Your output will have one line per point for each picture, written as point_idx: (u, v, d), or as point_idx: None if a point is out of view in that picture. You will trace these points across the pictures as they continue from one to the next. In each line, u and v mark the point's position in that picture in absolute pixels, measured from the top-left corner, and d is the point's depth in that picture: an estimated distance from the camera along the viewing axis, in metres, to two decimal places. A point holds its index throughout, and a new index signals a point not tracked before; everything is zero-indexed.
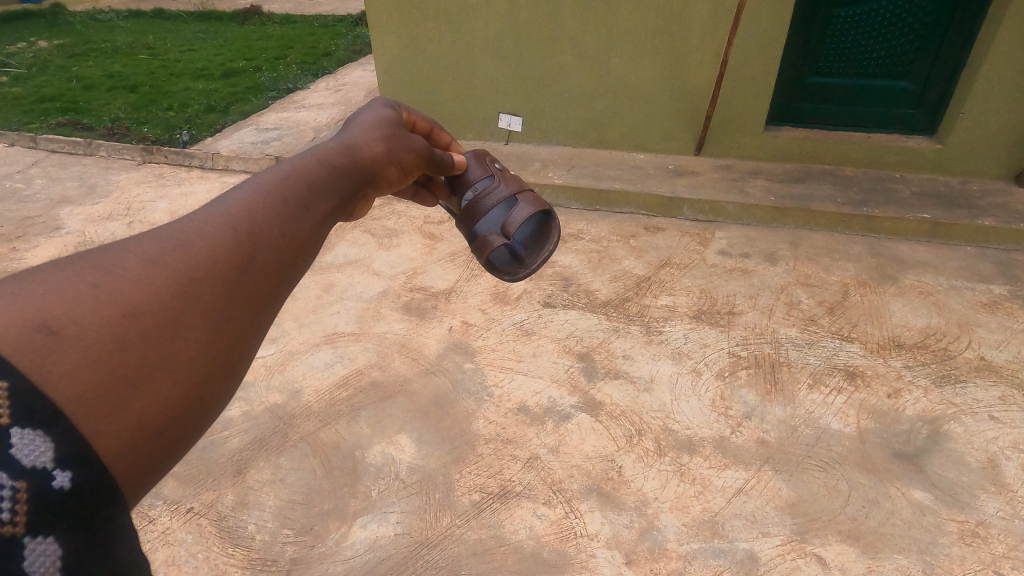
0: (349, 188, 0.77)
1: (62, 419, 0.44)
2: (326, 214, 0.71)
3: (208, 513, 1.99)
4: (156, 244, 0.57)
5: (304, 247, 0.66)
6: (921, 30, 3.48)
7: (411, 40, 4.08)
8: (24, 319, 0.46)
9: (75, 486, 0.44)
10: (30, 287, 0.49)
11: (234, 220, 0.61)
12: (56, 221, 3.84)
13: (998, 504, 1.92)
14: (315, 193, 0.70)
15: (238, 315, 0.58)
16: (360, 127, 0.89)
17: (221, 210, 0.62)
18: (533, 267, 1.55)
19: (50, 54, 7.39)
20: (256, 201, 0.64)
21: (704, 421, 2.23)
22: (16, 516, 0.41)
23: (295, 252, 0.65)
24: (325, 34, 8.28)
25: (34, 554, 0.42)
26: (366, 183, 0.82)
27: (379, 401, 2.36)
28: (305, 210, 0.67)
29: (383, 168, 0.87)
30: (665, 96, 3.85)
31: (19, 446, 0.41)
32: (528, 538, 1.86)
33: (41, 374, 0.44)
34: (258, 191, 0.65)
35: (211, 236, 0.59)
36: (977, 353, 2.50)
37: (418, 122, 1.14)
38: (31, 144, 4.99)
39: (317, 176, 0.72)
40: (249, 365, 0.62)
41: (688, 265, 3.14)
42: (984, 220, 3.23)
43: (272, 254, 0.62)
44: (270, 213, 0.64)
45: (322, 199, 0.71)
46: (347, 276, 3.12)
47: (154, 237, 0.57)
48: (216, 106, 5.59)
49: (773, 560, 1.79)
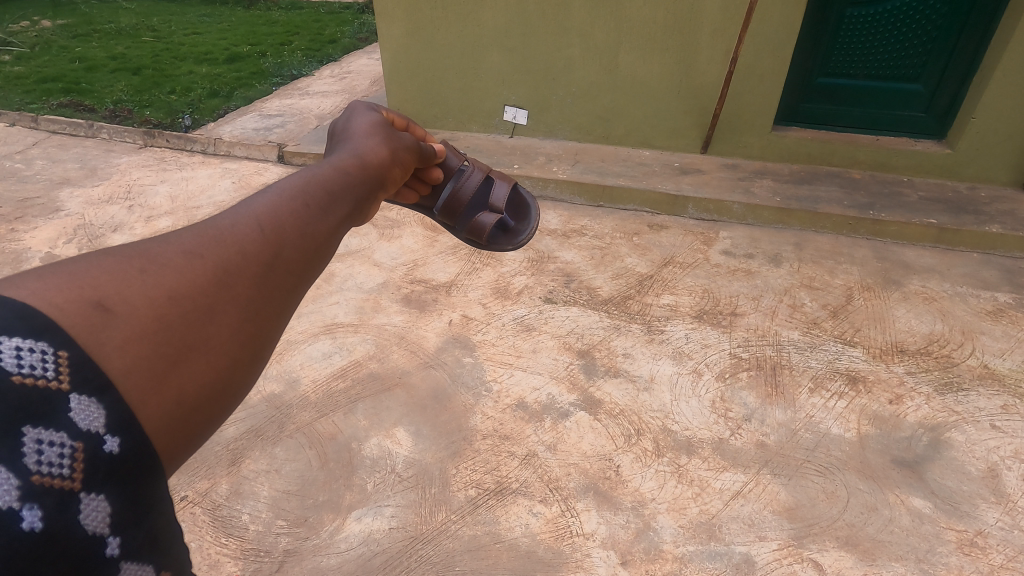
0: (364, 193, 0.76)
1: (112, 389, 0.45)
2: (345, 216, 0.70)
3: (202, 501, 1.98)
4: (193, 238, 0.56)
5: (325, 247, 0.65)
6: (936, 32, 3.42)
7: (418, 28, 4.02)
8: (80, 295, 0.46)
9: (124, 451, 0.44)
10: (81, 266, 0.49)
11: (262, 218, 0.60)
12: (55, 203, 3.81)
13: (997, 514, 1.90)
14: (335, 195, 0.69)
15: (267, 304, 0.57)
16: (360, 134, 0.87)
17: (251, 209, 0.61)
18: (527, 234, 1.59)
19: (52, 34, 7.32)
20: (283, 201, 0.63)
21: (704, 422, 2.21)
22: (74, 472, 0.42)
23: (316, 250, 0.63)
24: (331, 21, 8.23)
25: (88, 509, 0.42)
26: (378, 187, 0.81)
27: (377, 393, 2.35)
28: (326, 212, 0.66)
29: (389, 171, 0.85)
30: (673, 92, 3.81)
31: (76, 410, 0.42)
32: (524, 536, 1.85)
33: (97, 346, 0.45)
34: (284, 192, 0.65)
35: (243, 231, 0.58)
36: (980, 361, 2.48)
37: (395, 119, 1.10)
38: (33, 124, 4.96)
39: (335, 181, 0.71)
40: (272, 356, 0.60)
41: (691, 265, 3.11)
42: (991, 227, 3.20)
43: (299, 252, 0.61)
44: (295, 211, 0.63)
45: (342, 203, 0.70)
46: (348, 266, 3.10)
47: (191, 230, 0.57)
48: (220, 90, 5.54)
49: (769, 564, 1.78)
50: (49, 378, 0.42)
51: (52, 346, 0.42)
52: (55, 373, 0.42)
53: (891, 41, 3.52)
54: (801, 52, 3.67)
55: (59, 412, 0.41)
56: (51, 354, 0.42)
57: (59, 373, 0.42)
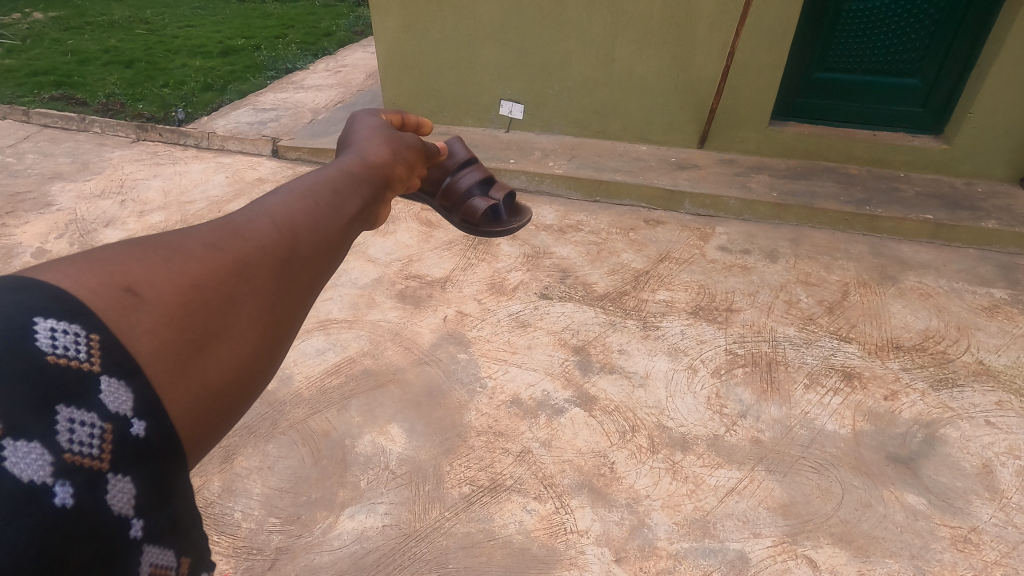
0: (377, 189, 0.75)
1: (140, 373, 0.46)
2: (361, 212, 0.70)
3: (194, 499, 1.96)
4: (215, 229, 0.58)
5: (342, 240, 0.65)
6: (934, 26, 3.41)
7: (414, 22, 3.99)
8: (111, 280, 0.48)
9: (149, 434, 0.46)
10: (110, 254, 0.51)
11: (282, 211, 0.61)
12: (47, 197, 3.77)
13: (991, 510, 1.90)
14: (350, 191, 0.69)
15: (287, 296, 0.58)
16: (371, 132, 0.86)
17: (271, 203, 0.62)
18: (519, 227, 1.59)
19: (44, 26, 7.24)
20: (301, 196, 0.64)
21: (699, 419, 2.21)
22: (103, 452, 0.44)
23: (334, 245, 0.64)
24: (326, 14, 8.16)
25: (115, 490, 0.44)
26: (392, 186, 0.80)
27: (371, 389, 2.34)
28: (343, 206, 0.67)
29: (400, 165, 0.84)
30: (670, 87, 3.79)
31: (106, 392, 0.44)
32: (518, 533, 1.84)
33: (126, 330, 0.47)
34: (302, 187, 0.65)
35: (263, 224, 0.59)
36: (975, 357, 2.48)
37: (394, 117, 1.06)
38: (24, 117, 4.91)
39: (350, 177, 0.71)
40: (292, 348, 0.61)
41: (687, 260, 3.10)
42: (987, 222, 3.20)
43: (317, 246, 0.62)
44: (314, 206, 0.64)
45: (358, 198, 0.70)
46: (342, 261, 3.08)
47: (213, 223, 0.58)
48: (213, 84, 5.48)
49: (763, 561, 1.78)
50: (82, 359, 0.44)
51: (85, 328, 0.45)
52: (87, 355, 0.44)
53: (889, 36, 3.50)
54: (798, 46, 3.65)
55: (91, 393, 0.43)
56: (83, 336, 0.44)
57: (91, 355, 0.44)
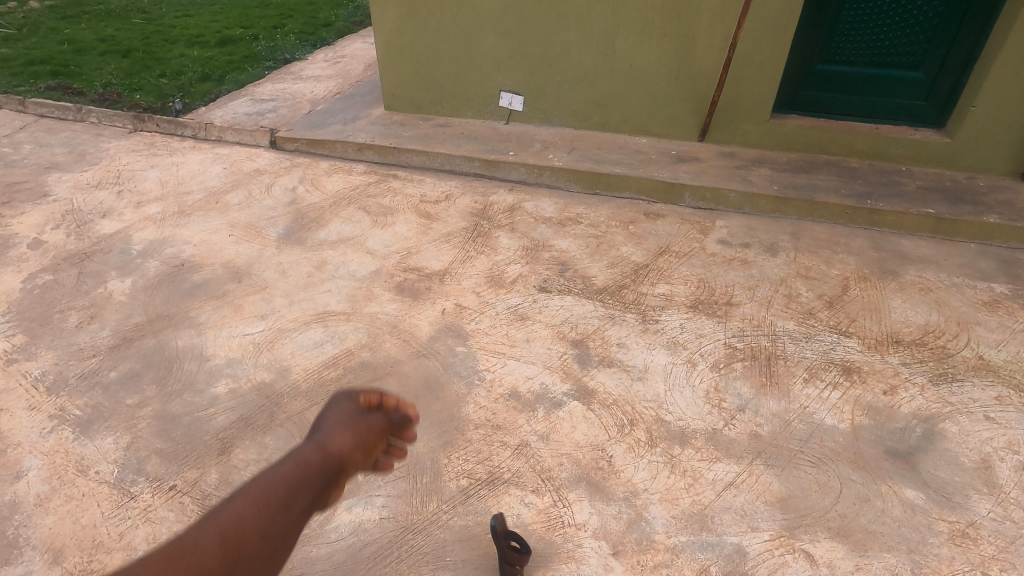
0: (330, 481, 0.86)
1: None
2: (304, 512, 0.81)
3: (191, 491, 1.96)
4: (166, 553, 0.70)
5: (283, 542, 0.78)
6: (937, 19, 3.38)
7: (413, 11, 3.96)
8: None
9: None
10: None
11: (227, 535, 0.73)
12: (43, 188, 3.75)
13: (989, 505, 1.90)
14: (295, 495, 0.80)
15: None
16: (344, 401, 0.96)
17: (219, 524, 0.74)
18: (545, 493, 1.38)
19: (41, 15, 7.17)
20: (248, 512, 0.76)
21: (697, 412, 2.20)
22: None
23: (270, 557, 0.76)
24: (325, 4, 8.08)
25: None
26: (350, 467, 0.90)
27: (368, 382, 2.33)
28: (285, 515, 0.78)
29: (370, 440, 0.93)
30: (671, 79, 3.76)
31: None
32: (515, 526, 1.84)
33: None
34: (249, 498, 0.77)
35: (208, 551, 0.71)
36: (976, 352, 2.47)
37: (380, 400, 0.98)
38: (20, 107, 4.88)
39: (300, 478, 0.82)
40: None
41: (687, 254, 3.09)
42: (989, 217, 3.18)
43: (253, 561, 0.74)
44: (257, 522, 0.76)
45: (303, 500, 0.81)
46: (340, 253, 3.06)
47: (169, 545, 0.71)
48: (211, 74, 5.44)
49: (761, 554, 1.78)
50: None
51: None
52: None
53: (892, 29, 3.47)
54: (800, 39, 3.62)
55: None
56: None
57: None
